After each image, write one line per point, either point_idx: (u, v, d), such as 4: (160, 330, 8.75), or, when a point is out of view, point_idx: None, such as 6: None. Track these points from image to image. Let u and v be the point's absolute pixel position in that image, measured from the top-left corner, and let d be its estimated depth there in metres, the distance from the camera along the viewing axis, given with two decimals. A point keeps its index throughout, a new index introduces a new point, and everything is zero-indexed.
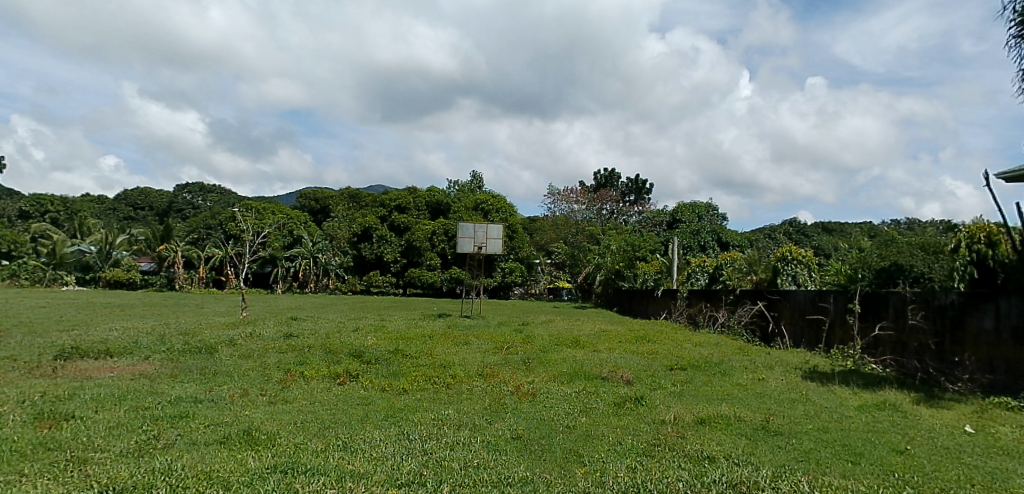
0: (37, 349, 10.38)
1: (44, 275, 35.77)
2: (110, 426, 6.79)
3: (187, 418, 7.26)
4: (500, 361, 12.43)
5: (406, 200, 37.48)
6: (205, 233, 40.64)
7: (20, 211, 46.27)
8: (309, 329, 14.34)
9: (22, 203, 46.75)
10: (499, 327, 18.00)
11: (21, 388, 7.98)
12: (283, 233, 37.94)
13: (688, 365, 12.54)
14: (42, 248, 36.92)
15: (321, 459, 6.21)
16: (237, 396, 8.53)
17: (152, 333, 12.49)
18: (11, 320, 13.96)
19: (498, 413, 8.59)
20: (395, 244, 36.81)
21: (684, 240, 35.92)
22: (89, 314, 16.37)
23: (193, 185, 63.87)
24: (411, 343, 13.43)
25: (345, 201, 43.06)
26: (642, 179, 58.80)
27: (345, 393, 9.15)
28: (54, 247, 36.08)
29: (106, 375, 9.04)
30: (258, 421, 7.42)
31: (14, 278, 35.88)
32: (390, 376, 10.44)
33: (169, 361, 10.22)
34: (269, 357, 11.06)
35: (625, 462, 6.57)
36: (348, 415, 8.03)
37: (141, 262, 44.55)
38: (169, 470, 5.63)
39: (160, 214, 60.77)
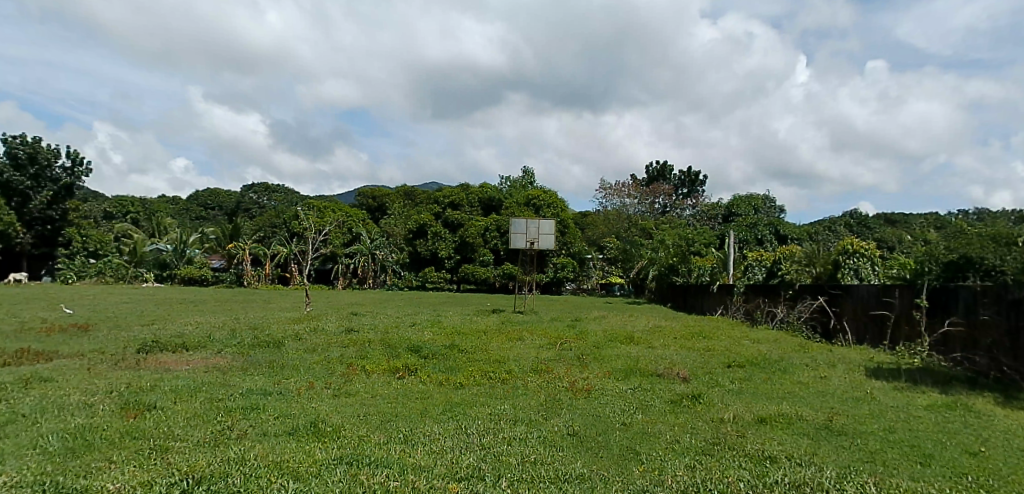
0: (121, 343, 11.03)
1: (126, 272, 38.32)
2: (187, 416, 7.20)
3: (258, 410, 7.61)
4: (555, 357, 12.47)
5: (459, 197, 38.08)
6: (270, 232, 42.14)
7: (104, 212, 49.22)
8: (368, 324, 14.72)
9: (105, 205, 49.65)
10: (553, 322, 18.07)
11: (108, 379, 8.51)
12: (344, 230, 39.01)
13: (746, 362, 12.30)
14: (125, 247, 39.46)
15: (384, 452, 6.41)
16: (304, 389, 8.88)
17: (225, 328, 13.07)
18: (99, 315, 14.87)
19: (554, 409, 8.66)
20: (450, 240, 37.29)
21: (740, 233, 35.11)
22: (169, 309, 17.29)
23: (259, 185, 66.27)
24: (467, 339, 13.63)
25: (401, 199, 44.00)
26: (695, 171, 57.61)
27: (405, 387, 9.38)
28: (134, 247, 39.13)
29: (183, 367, 9.54)
30: (324, 413, 7.71)
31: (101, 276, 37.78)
32: (447, 371, 10.63)
33: (239, 355, 10.69)
34: (332, 351, 11.45)
35: (684, 461, 6.51)
36: (407, 409, 8.24)
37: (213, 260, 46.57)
38: (243, 459, 5.92)
39: (229, 214, 63.33)
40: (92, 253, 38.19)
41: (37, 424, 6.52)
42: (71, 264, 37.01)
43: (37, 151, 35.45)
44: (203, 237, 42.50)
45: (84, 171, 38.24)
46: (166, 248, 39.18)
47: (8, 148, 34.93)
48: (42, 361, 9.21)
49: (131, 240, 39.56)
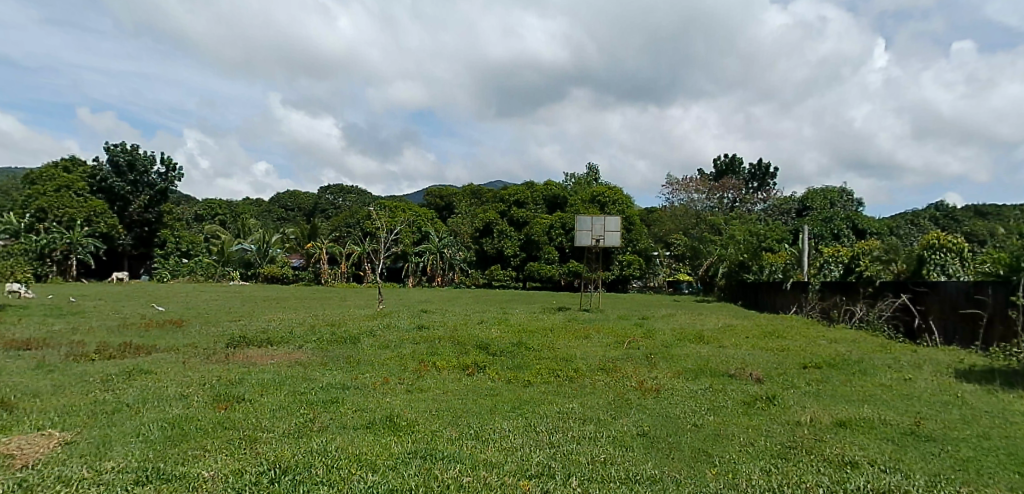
0: (211, 338, 11.73)
1: (215, 271, 40.34)
2: (273, 408, 7.61)
3: (337, 404, 7.93)
4: (622, 356, 12.34)
5: (524, 195, 38.29)
6: (345, 231, 43.64)
7: (195, 214, 52.33)
8: (437, 321, 15.05)
9: (195, 207, 52.73)
10: (619, 320, 17.92)
11: (200, 372, 9.08)
12: (413, 229, 39.93)
13: (824, 363, 11.81)
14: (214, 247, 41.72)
15: (456, 447, 6.57)
16: (378, 383, 9.21)
17: (303, 323, 13.70)
18: (193, 311, 15.81)
19: (623, 408, 8.61)
20: (515, 238, 37.41)
21: (814, 228, 33.69)
22: (255, 306, 18.24)
23: (333, 187, 68.79)
24: (533, 336, 13.71)
25: (468, 198, 44.77)
26: (766, 164, 55.63)
27: (474, 385, 9.52)
28: (222, 246, 40.39)
29: (267, 361, 10.06)
30: (398, 407, 7.98)
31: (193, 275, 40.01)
32: (515, 368, 10.75)
33: (318, 350, 11.19)
34: (403, 347, 11.81)
35: (759, 464, 6.36)
36: (477, 405, 8.41)
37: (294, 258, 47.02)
38: (325, 451, 6.21)
39: (307, 215, 66.00)
40: (184, 253, 40.83)
41: (141, 413, 7.05)
42: (166, 264, 39.68)
43: (136, 157, 37.90)
44: (284, 237, 43.98)
45: (177, 176, 40.52)
46: (250, 248, 40.78)
47: (110, 156, 37.60)
48: (143, 354, 9.93)
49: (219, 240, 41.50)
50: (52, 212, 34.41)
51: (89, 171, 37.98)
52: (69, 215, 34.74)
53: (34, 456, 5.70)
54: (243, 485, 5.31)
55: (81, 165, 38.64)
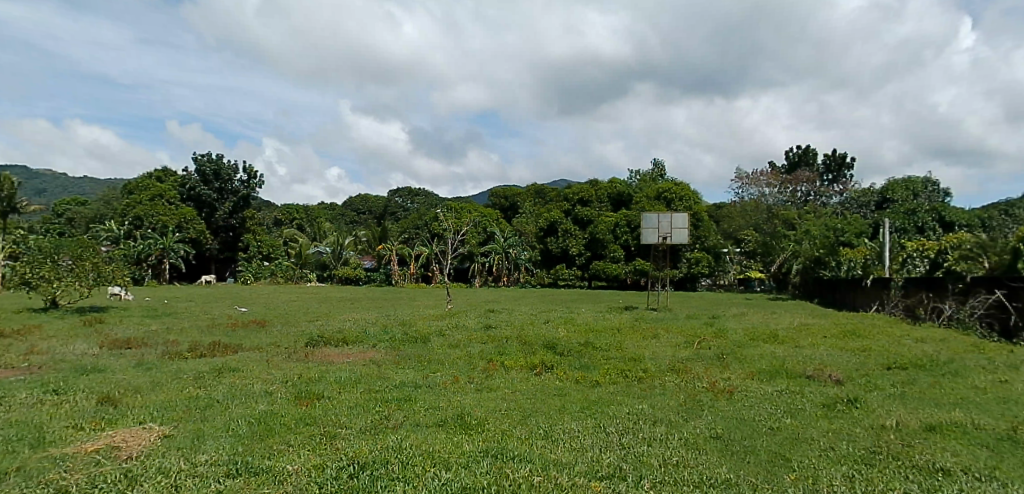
0: (291, 337, 12.28)
1: (294, 272, 41.97)
2: (351, 405, 7.90)
3: (410, 402, 8.16)
4: (692, 356, 12.07)
5: (588, 193, 38.08)
6: (413, 233, 44.64)
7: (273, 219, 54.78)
8: (504, 321, 15.14)
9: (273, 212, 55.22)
10: (689, 320, 17.54)
11: (283, 370, 9.53)
12: (479, 230, 40.43)
13: (909, 364, 11.18)
14: (292, 250, 43.17)
15: (526, 447, 6.63)
16: (449, 382, 9.40)
17: (377, 323, 14.13)
18: (274, 312, 16.52)
19: (695, 410, 8.43)
20: (579, 237, 37.21)
21: (897, 221, 31.87)
22: (331, 307, 18.91)
23: (401, 189, 70.36)
24: (601, 336, 13.61)
25: (532, 197, 45.09)
26: (843, 154, 53.03)
27: (542, 384, 9.56)
28: (300, 249, 42.30)
29: (344, 360, 10.44)
30: (468, 406, 8.11)
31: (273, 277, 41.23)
32: (583, 368, 10.72)
33: (391, 349, 11.52)
34: (472, 346, 12.00)
35: (842, 470, 6.11)
36: (546, 405, 8.44)
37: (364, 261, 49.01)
38: (400, 448, 6.40)
39: (377, 218, 67.86)
40: (265, 257, 42.29)
41: (230, 410, 7.46)
42: (250, 267, 41.06)
43: (220, 167, 40.01)
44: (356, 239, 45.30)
45: (258, 182, 42.51)
46: (326, 251, 42.88)
47: (197, 166, 39.86)
48: (230, 353, 10.51)
49: (296, 244, 43.26)
50: (147, 220, 36.90)
51: (179, 181, 40.38)
52: (162, 222, 37.10)
53: (138, 448, 6.15)
54: (325, 480, 5.55)
55: (173, 175, 41.22)
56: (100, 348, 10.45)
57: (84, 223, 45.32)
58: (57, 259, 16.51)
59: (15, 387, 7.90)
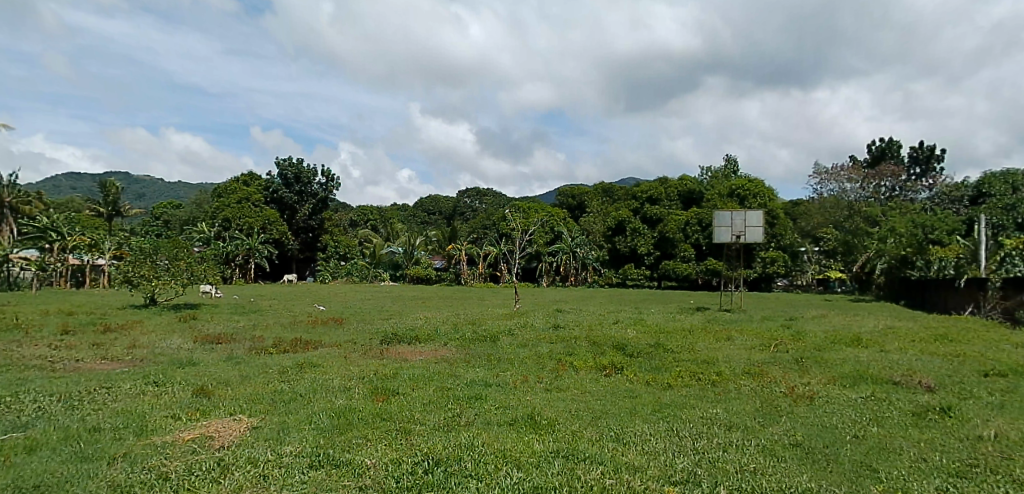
0: (366, 334, 12.72)
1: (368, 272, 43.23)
2: (424, 402, 8.11)
3: (481, 400, 8.28)
4: (769, 359, 11.66)
5: (658, 191, 37.40)
6: (481, 233, 45.18)
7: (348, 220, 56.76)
8: (572, 321, 15.08)
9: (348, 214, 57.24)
10: (764, 322, 16.94)
11: (360, 366, 9.90)
12: (546, 230, 40.60)
13: (1011, 371, 10.37)
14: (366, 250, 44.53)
15: (597, 448, 6.59)
16: (519, 382, 9.47)
17: (447, 322, 14.41)
18: (350, 311, 17.11)
19: (772, 416, 8.14)
20: (649, 236, 36.60)
21: (994, 217, 29.59)
22: (403, 305, 19.41)
23: (470, 190, 71.26)
24: (672, 337, 13.34)
25: (600, 196, 44.90)
26: (932, 146, 49.74)
27: (612, 385, 9.51)
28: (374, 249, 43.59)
29: (417, 358, 10.70)
30: (538, 406, 8.14)
31: (348, 277, 42.82)
32: (654, 370, 10.55)
33: (461, 347, 11.73)
34: (541, 346, 12.03)
35: (933, 482, 5.77)
36: (617, 407, 8.36)
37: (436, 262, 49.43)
38: (472, 445, 6.50)
39: (447, 218, 68.99)
40: (342, 256, 44.10)
41: (311, 403, 7.81)
42: (328, 267, 42.59)
43: (300, 171, 41.79)
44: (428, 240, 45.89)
45: (335, 185, 44.09)
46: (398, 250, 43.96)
47: (280, 170, 41.81)
48: (310, 349, 10.97)
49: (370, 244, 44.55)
50: (234, 222, 38.99)
51: (263, 184, 42.44)
52: (248, 224, 39.09)
53: (229, 438, 6.52)
54: (401, 474, 5.72)
55: (258, 178, 43.32)
56: (194, 342, 11.15)
57: (178, 225, 48.43)
58: (155, 259, 17.70)
59: (121, 378, 8.54)
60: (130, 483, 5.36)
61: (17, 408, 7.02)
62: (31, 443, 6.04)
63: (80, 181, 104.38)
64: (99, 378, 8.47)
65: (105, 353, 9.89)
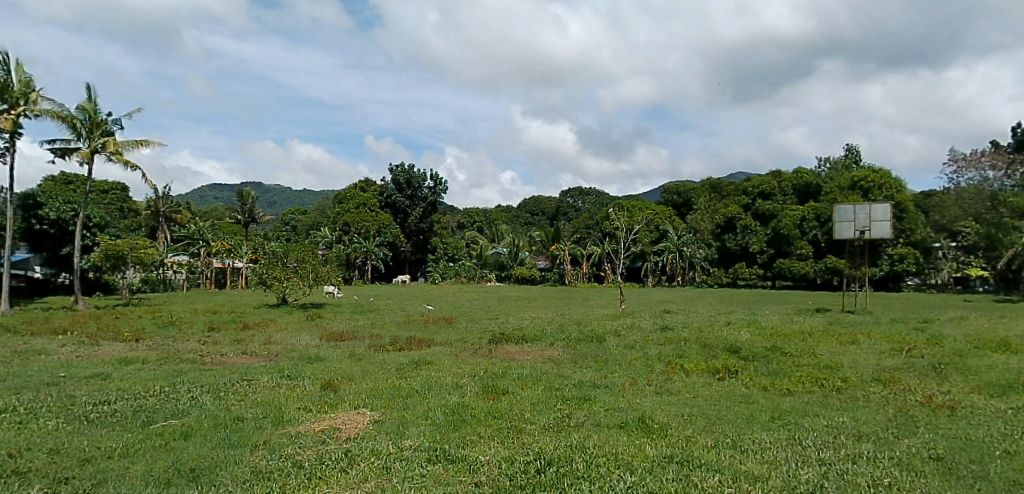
0: (475, 333, 13.07)
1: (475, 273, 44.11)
2: (534, 402, 8.19)
3: (591, 401, 8.27)
4: (901, 366, 10.74)
5: (770, 185, 35.55)
6: (585, 233, 45.46)
7: (456, 223, 58.48)
8: (682, 322, 14.69)
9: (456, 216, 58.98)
10: (894, 324, 15.62)
11: (470, 365, 10.18)
12: (651, 229, 39.98)
13: None
14: (473, 251, 45.10)
15: (713, 455, 6.40)
16: (627, 384, 9.32)
17: (553, 322, 14.47)
18: (459, 310, 17.66)
19: (907, 427, 7.52)
20: (761, 233, 34.91)
21: None
22: (510, 305, 19.68)
23: (573, 190, 71.07)
24: (790, 341, 12.62)
25: (707, 192, 43.44)
26: None
27: (727, 390, 9.18)
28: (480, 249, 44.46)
29: (526, 357, 10.86)
30: (650, 409, 8.00)
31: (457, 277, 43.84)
32: (772, 375, 10.05)
33: (568, 348, 11.75)
34: (649, 348, 11.78)
35: None
36: (733, 412, 8.05)
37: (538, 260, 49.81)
38: (584, 447, 6.51)
39: (550, 218, 69.31)
40: (450, 257, 44.86)
41: (426, 400, 8.15)
42: (438, 267, 44.02)
43: (411, 175, 43.57)
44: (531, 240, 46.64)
45: (443, 189, 45.53)
46: (504, 251, 44.82)
47: (393, 175, 43.77)
48: (424, 347, 11.45)
49: (477, 245, 45.59)
50: (353, 226, 41.42)
51: (378, 189, 44.52)
52: (365, 227, 41.32)
53: (354, 430, 6.94)
54: (515, 473, 5.84)
55: (373, 184, 45.57)
56: (321, 339, 11.97)
57: (303, 230, 52.07)
58: (285, 261, 19.11)
59: (259, 371, 9.33)
60: (270, 469, 5.84)
61: (174, 396, 7.87)
62: (186, 429, 6.74)
63: (221, 191, 115.03)
64: (241, 371, 9.31)
65: (245, 348, 10.86)
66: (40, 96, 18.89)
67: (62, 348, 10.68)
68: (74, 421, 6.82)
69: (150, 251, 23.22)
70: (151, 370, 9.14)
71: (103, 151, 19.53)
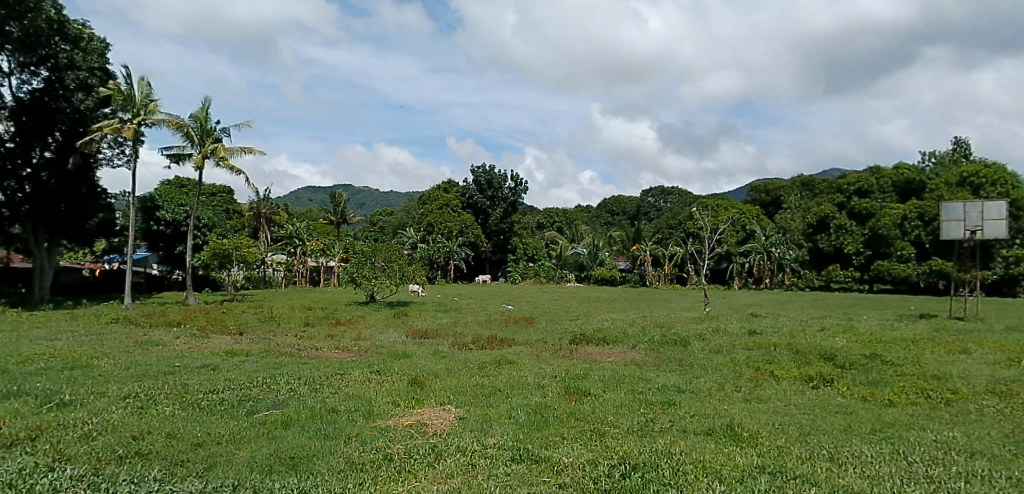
0: (556, 334, 13.07)
1: (555, 272, 43.97)
2: (617, 405, 8.11)
3: (675, 406, 8.10)
4: (1020, 378, 9.83)
5: (868, 182, 33.47)
6: (667, 233, 44.52)
7: (536, 223, 58.79)
8: (771, 327, 14.11)
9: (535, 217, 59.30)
10: (1013, 333, 14.32)
11: (552, 365, 10.21)
12: (737, 229, 38.73)
13: None
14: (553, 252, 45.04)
15: (808, 467, 6.13)
16: (714, 390, 9.07)
17: (635, 324, 14.26)
18: (540, 310, 17.75)
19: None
20: (857, 233, 32.97)
21: None
22: (592, 306, 19.54)
23: (654, 189, 69.67)
24: (892, 348, 11.84)
25: (798, 190, 41.70)
26: None
27: (822, 399, 8.74)
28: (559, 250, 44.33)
29: (607, 359, 10.77)
30: (738, 417, 7.75)
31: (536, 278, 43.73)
32: (872, 385, 9.48)
33: (651, 351, 11.54)
34: (737, 352, 11.39)
35: None
36: (828, 422, 7.66)
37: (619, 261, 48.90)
38: (670, 453, 6.38)
39: (630, 218, 68.27)
40: (531, 258, 45.21)
41: (509, 399, 8.24)
42: (518, 267, 44.43)
43: (492, 176, 44.17)
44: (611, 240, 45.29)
45: (523, 189, 45.83)
46: (583, 251, 44.35)
47: (474, 176, 44.59)
48: (505, 346, 11.58)
49: (556, 246, 45.59)
50: (436, 226, 42.48)
51: (461, 191, 45.51)
52: (448, 227, 42.24)
53: (440, 426, 7.13)
54: (598, 476, 5.81)
55: (456, 185, 46.55)
56: (406, 336, 12.35)
57: (389, 230, 53.87)
58: (373, 260, 19.86)
59: (351, 366, 9.75)
60: (362, 460, 6.10)
61: (275, 387, 8.35)
62: (286, 419, 7.14)
63: (315, 193, 120.89)
64: (335, 365, 9.77)
65: (338, 343, 11.39)
66: (155, 105, 20.29)
67: (177, 340, 11.58)
68: (189, 407, 7.38)
69: (252, 249, 24.76)
70: (254, 362, 9.75)
71: (213, 156, 20.95)
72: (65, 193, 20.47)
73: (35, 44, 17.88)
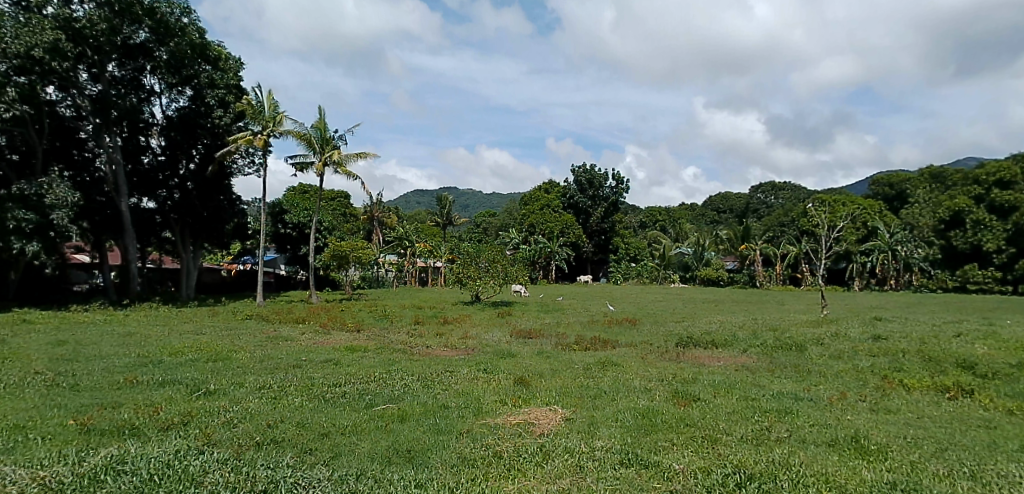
0: (661, 336, 12.79)
1: (658, 272, 43.17)
2: (730, 411, 7.84)
3: (792, 415, 7.71)
4: None
5: (1010, 171, 30.08)
6: (778, 231, 42.33)
7: (638, 222, 57.77)
8: (899, 332, 13.05)
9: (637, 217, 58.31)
10: None
11: (659, 368, 10.03)
12: (858, 225, 36.13)
13: None
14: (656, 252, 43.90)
15: (947, 486, 5.65)
16: (836, 398, 8.55)
17: (745, 327, 13.68)
18: (646, 312, 17.42)
19: None
20: (999, 229, 29.61)
21: None
22: (699, 308, 18.91)
23: (764, 185, 66.30)
24: None
25: (927, 183, 38.26)
26: None
27: (961, 411, 8.01)
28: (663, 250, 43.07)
29: (717, 363, 10.43)
30: (864, 428, 7.26)
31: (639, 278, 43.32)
32: (1020, 397, 8.55)
33: (764, 355, 11.05)
34: (860, 359, 10.65)
35: None
36: (970, 438, 7.00)
37: (728, 261, 47.28)
38: (789, 464, 6.11)
39: (738, 216, 65.38)
40: (634, 258, 45.13)
41: (615, 402, 8.17)
42: (619, 267, 43.96)
43: (593, 176, 43.77)
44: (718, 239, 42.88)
45: (624, 188, 45.13)
46: (688, 251, 42.82)
47: (575, 176, 44.37)
48: (610, 348, 11.49)
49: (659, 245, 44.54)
50: (537, 227, 42.74)
51: (562, 191, 45.49)
52: (549, 228, 42.40)
53: (548, 426, 7.21)
54: (712, 485, 5.65)
55: (557, 185, 46.62)
56: (511, 336, 12.53)
57: (492, 232, 54.83)
58: (477, 261, 20.34)
59: (460, 364, 10.06)
60: (473, 456, 6.29)
61: (390, 382, 8.78)
62: (402, 413, 7.51)
63: (420, 196, 125.18)
64: (445, 362, 10.13)
65: (446, 342, 11.78)
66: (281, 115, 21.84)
67: (303, 335, 12.46)
68: (315, 399, 7.93)
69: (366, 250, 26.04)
70: (371, 358, 10.31)
71: (332, 163, 22.32)
72: (207, 200, 22.85)
73: (180, 64, 19.82)
